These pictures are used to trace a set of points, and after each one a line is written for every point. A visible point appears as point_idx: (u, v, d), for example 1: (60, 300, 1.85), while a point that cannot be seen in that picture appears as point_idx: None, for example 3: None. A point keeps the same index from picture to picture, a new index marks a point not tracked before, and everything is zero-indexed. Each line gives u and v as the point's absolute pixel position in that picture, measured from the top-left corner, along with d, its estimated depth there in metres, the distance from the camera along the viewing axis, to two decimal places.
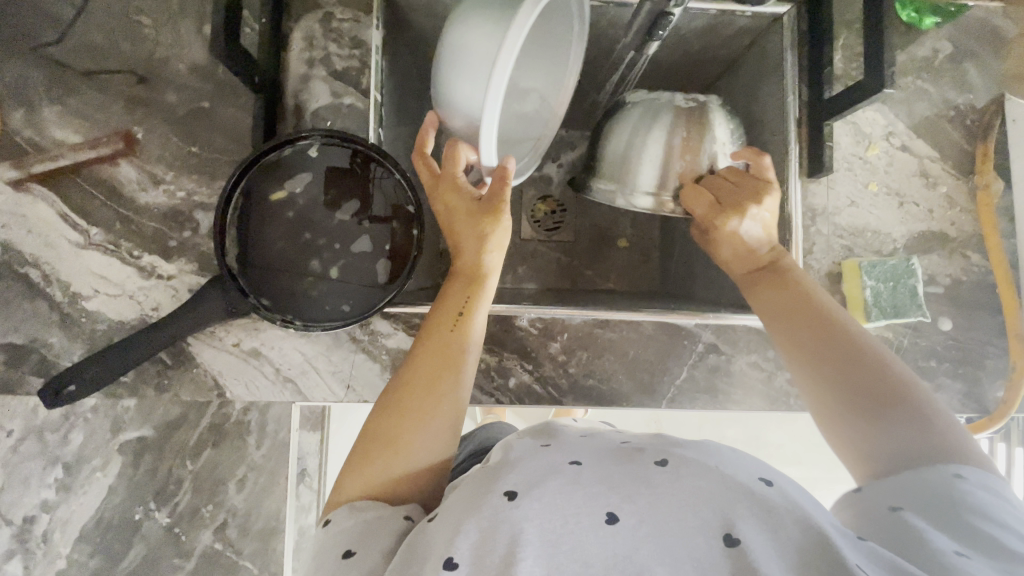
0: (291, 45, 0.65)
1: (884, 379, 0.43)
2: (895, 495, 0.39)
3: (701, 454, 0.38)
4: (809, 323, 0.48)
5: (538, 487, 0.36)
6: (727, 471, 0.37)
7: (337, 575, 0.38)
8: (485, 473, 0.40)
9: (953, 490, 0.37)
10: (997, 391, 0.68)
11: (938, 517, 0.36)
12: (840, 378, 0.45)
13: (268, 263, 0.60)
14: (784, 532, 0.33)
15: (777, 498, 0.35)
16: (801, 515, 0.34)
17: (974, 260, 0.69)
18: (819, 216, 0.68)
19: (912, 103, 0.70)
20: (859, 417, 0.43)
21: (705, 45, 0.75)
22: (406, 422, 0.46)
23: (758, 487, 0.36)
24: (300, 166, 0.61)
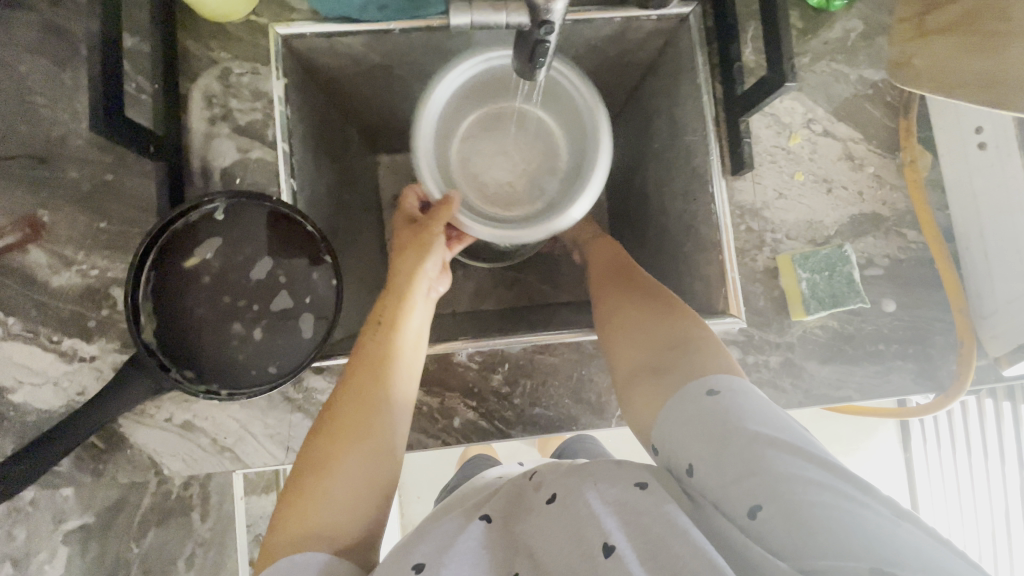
0: (191, 106, 0.64)
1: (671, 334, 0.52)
2: (689, 437, 0.43)
3: (580, 476, 0.45)
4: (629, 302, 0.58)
5: (447, 555, 0.42)
6: (599, 488, 0.44)
7: None
8: (400, 545, 0.44)
9: (721, 408, 0.43)
10: (950, 366, 0.67)
11: (729, 455, 0.41)
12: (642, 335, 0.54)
13: (189, 334, 0.59)
14: (646, 534, 0.40)
15: (645, 502, 0.42)
16: (662, 511, 0.41)
17: (911, 237, 0.68)
18: (748, 212, 0.67)
19: (830, 86, 0.69)
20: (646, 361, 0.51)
21: (621, 52, 0.75)
22: (333, 453, 0.46)
23: (624, 498, 0.42)
24: (210, 231, 0.60)
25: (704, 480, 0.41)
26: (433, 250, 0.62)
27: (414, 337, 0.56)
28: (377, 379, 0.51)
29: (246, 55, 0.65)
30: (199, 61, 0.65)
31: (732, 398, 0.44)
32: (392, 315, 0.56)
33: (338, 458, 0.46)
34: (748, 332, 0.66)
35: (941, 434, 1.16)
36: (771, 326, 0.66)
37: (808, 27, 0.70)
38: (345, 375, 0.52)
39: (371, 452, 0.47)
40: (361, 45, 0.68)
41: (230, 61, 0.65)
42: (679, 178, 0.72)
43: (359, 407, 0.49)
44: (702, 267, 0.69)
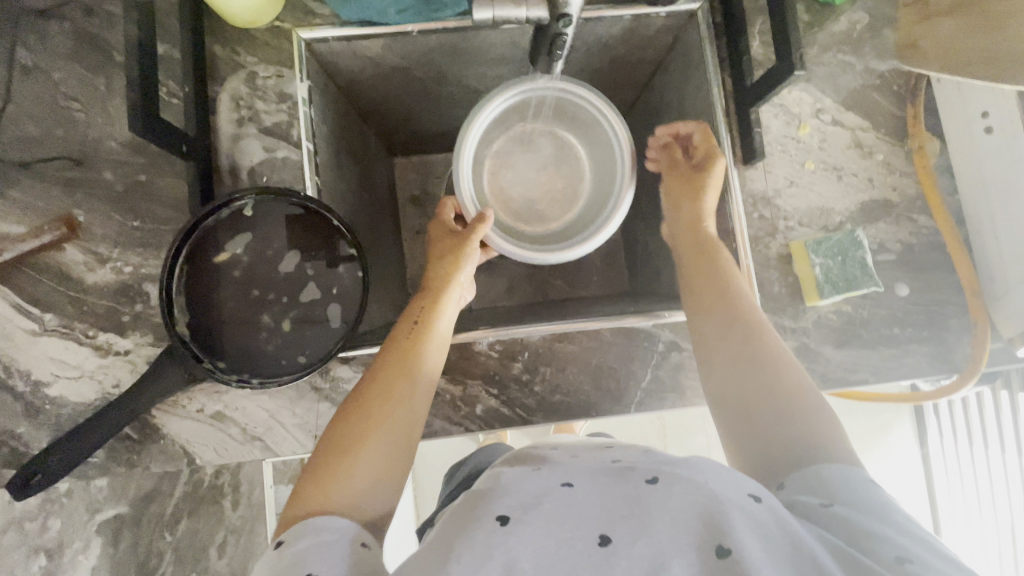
0: (220, 108, 0.67)
1: (797, 399, 0.49)
2: (831, 489, 0.42)
3: (694, 472, 0.40)
4: (724, 342, 0.54)
5: (531, 517, 0.39)
6: (717, 485, 0.39)
7: None
8: (471, 502, 0.42)
9: (846, 483, 0.42)
10: (965, 348, 0.68)
11: (869, 511, 0.40)
12: (770, 399, 0.49)
13: (221, 326, 0.61)
14: (774, 543, 0.36)
15: (764, 515, 0.38)
16: (787, 527, 0.37)
17: (921, 222, 0.69)
18: (760, 200, 0.68)
19: (837, 77, 0.71)
20: (773, 411, 0.49)
21: (631, 50, 0.77)
22: (367, 422, 0.48)
23: (746, 502, 0.38)
24: (239, 226, 0.62)
25: (852, 517, 0.39)
26: (469, 260, 0.65)
27: (443, 345, 0.58)
28: (407, 362, 0.54)
29: (271, 58, 0.67)
30: (227, 65, 0.67)
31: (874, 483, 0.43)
32: (430, 318, 0.58)
33: (369, 430, 0.48)
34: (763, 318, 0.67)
35: (957, 427, 1.15)
36: (786, 311, 0.67)
37: (815, 21, 0.71)
38: (381, 357, 0.54)
39: (392, 454, 0.48)
40: (380, 47, 0.71)
41: (256, 65, 0.67)
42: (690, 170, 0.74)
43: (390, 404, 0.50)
44: None
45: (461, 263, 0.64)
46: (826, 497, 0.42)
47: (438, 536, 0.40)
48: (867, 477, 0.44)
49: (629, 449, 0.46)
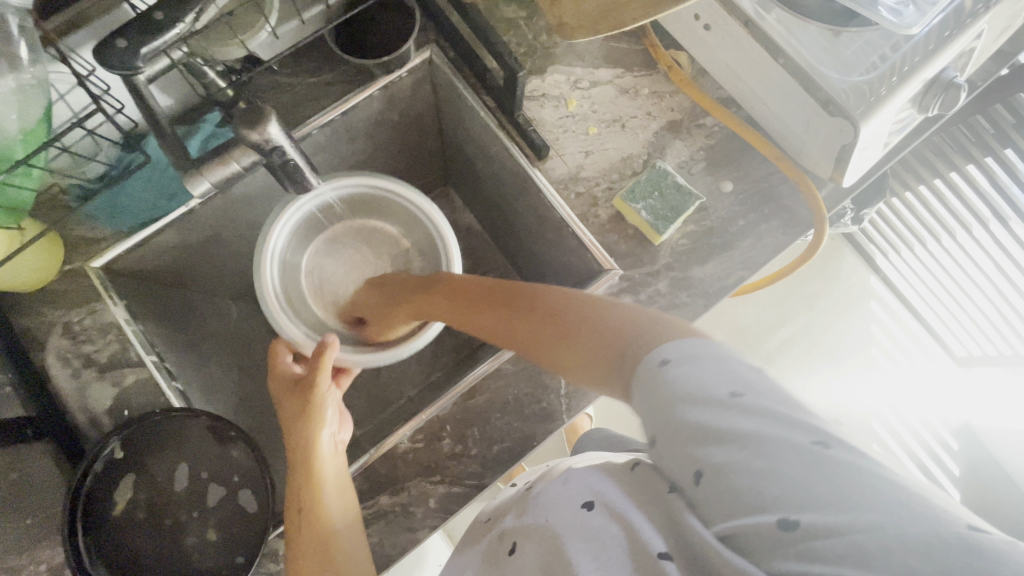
0: (53, 371, 0.66)
1: (624, 328, 0.47)
2: (646, 413, 0.41)
3: (539, 516, 0.44)
4: (558, 329, 0.51)
5: None
6: (556, 523, 0.42)
7: None
8: None
9: (659, 384, 0.40)
10: (804, 205, 0.72)
11: (670, 432, 0.39)
12: (611, 354, 0.47)
13: (153, 571, 0.59)
14: (606, 550, 0.39)
15: (597, 521, 0.41)
16: (615, 524, 0.40)
17: (709, 124, 0.74)
18: (570, 181, 0.72)
19: (575, 46, 0.76)
20: (620, 360, 0.46)
21: (400, 113, 0.80)
22: None
23: (580, 518, 0.41)
24: (121, 471, 0.61)
25: (660, 451, 0.40)
26: (319, 399, 0.60)
27: (340, 492, 0.55)
28: (315, 538, 0.51)
29: (78, 302, 0.67)
30: (42, 331, 0.67)
31: (685, 366, 0.40)
32: (309, 492, 0.54)
33: None
34: (629, 276, 0.70)
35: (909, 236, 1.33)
36: (644, 260, 0.70)
37: (530, 12, 0.77)
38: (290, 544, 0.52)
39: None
40: (175, 235, 0.72)
41: (67, 315, 0.67)
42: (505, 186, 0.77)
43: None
44: (563, 246, 0.73)
45: (313, 408, 0.59)
46: (647, 433, 0.41)
47: None
48: (655, 351, 0.42)
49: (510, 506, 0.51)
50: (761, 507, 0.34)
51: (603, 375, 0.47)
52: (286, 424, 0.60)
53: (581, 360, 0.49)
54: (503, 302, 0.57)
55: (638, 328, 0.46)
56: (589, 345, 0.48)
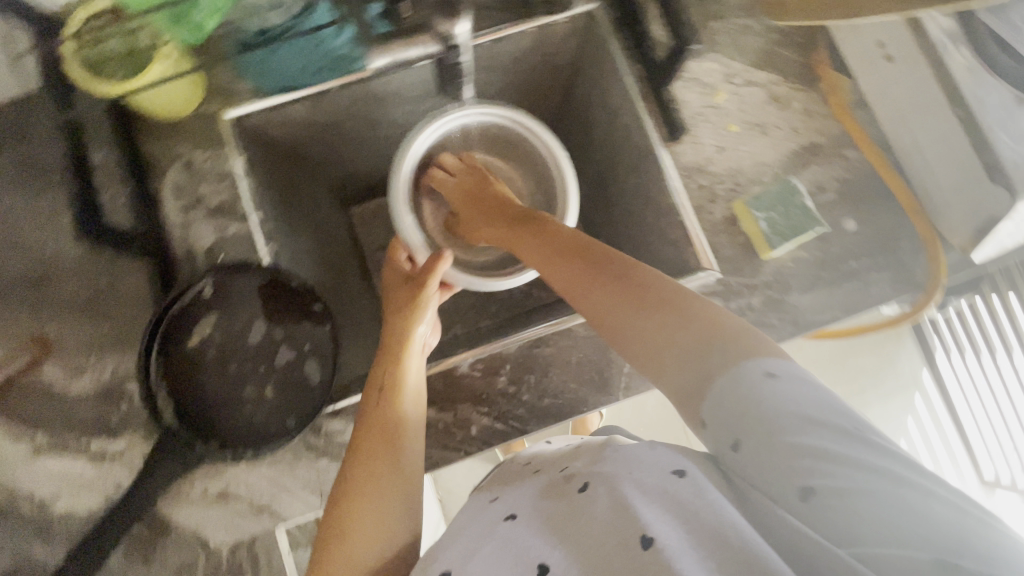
0: (163, 197, 0.68)
1: (715, 322, 0.41)
2: (732, 420, 0.37)
3: (618, 465, 0.39)
4: (649, 324, 0.43)
5: (470, 566, 0.38)
6: (636, 478, 0.37)
7: None
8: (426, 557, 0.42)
9: (751, 402, 0.36)
10: (922, 266, 0.69)
11: (769, 445, 0.35)
12: (692, 351, 0.40)
13: (208, 408, 0.63)
14: (697, 523, 0.34)
15: (685, 491, 0.35)
16: (705, 499, 0.35)
17: (852, 157, 0.72)
18: (695, 170, 0.71)
19: (741, 39, 0.74)
20: (702, 360, 0.39)
21: (544, 58, 0.79)
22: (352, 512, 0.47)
23: (668, 485, 0.36)
24: (204, 308, 0.64)
25: (754, 463, 0.36)
26: (428, 303, 0.65)
27: (417, 391, 0.56)
28: (388, 437, 0.52)
29: (204, 143, 0.70)
30: (162, 157, 0.69)
31: (791, 385, 0.36)
32: (394, 375, 0.56)
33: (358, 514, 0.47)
34: (724, 281, 0.69)
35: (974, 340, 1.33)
36: (744, 270, 0.69)
37: None
38: (358, 430, 0.53)
39: (386, 507, 0.48)
40: (307, 109, 0.73)
41: (191, 151, 0.70)
42: (624, 158, 0.76)
43: (365, 476, 0.49)
44: (666, 233, 0.72)
45: (419, 311, 0.64)
46: (728, 437, 0.37)
47: None
48: (752, 362, 0.38)
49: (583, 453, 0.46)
50: (885, 540, 0.31)
51: (678, 371, 0.41)
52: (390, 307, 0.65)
53: (654, 349, 0.42)
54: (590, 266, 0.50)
55: (730, 325, 0.40)
56: (668, 335, 0.42)
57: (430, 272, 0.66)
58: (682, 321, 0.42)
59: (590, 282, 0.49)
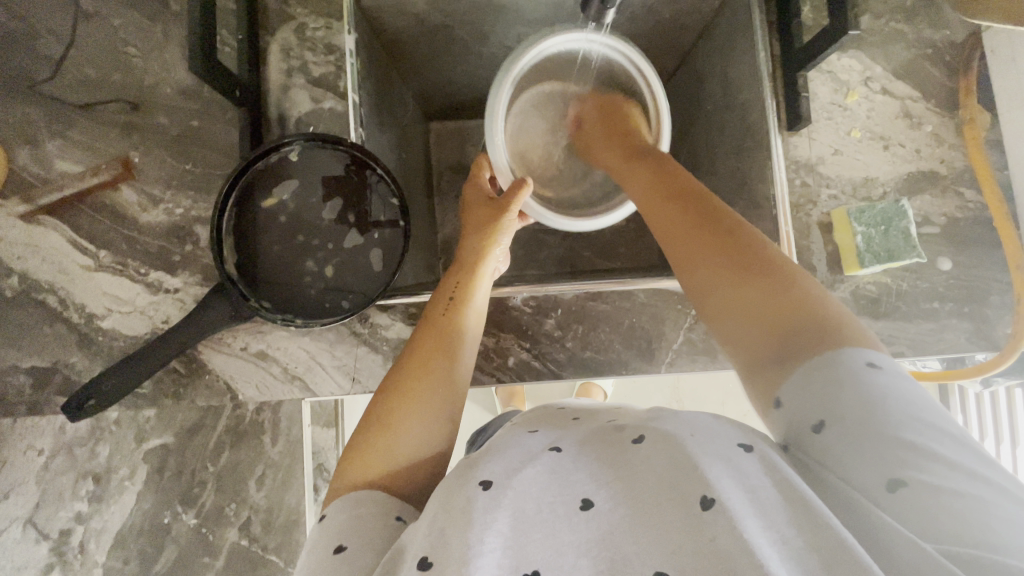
0: (270, 57, 0.68)
1: (833, 317, 0.39)
2: (819, 400, 0.36)
3: (679, 426, 0.39)
4: (761, 294, 0.41)
5: (515, 480, 0.38)
6: (699, 442, 0.37)
7: (328, 569, 0.37)
8: (463, 466, 0.41)
9: (841, 386, 0.35)
10: (1006, 326, 0.66)
11: (862, 432, 0.34)
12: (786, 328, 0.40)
13: (267, 269, 0.63)
14: (760, 492, 0.34)
15: (752, 465, 0.35)
16: (775, 476, 0.34)
17: (968, 196, 0.68)
18: (803, 167, 0.68)
19: (889, 45, 0.70)
20: (793, 341, 0.39)
21: (676, 14, 0.76)
22: (400, 399, 0.47)
23: (733, 455, 0.36)
24: (286, 174, 0.65)
25: (840, 445, 0.34)
26: (506, 233, 0.64)
27: (482, 313, 0.58)
28: (446, 344, 0.52)
29: (321, 11, 0.68)
30: (278, 16, 0.68)
31: (889, 378, 0.35)
32: (463, 292, 0.58)
33: (405, 401, 0.47)
34: None
35: None
36: (823, 280, 0.67)
37: None
38: (419, 329, 0.54)
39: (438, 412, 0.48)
40: (426, 4, 0.71)
41: (307, 17, 0.68)
42: (731, 136, 0.73)
43: (427, 375, 0.49)
44: (754, 223, 0.69)
45: (499, 240, 0.63)
46: (813, 418, 0.36)
47: (443, 487, 0.39)
48: (853, 351, 0.37)
49: (628, 410, 0.46)
50: (981, 545, 0.29)
51: (778, 351, 0.39)
52: (470, 227, 0.65)
53: (743, 317, 0.42)
54: (705, 217, 0.47)
55: (830, 312, 0.39)
56: (762, 306, 0.41)
57: (516, 194, 0.63)
58: (786, 294, 0.41)
59: (688, 235, 0.47)
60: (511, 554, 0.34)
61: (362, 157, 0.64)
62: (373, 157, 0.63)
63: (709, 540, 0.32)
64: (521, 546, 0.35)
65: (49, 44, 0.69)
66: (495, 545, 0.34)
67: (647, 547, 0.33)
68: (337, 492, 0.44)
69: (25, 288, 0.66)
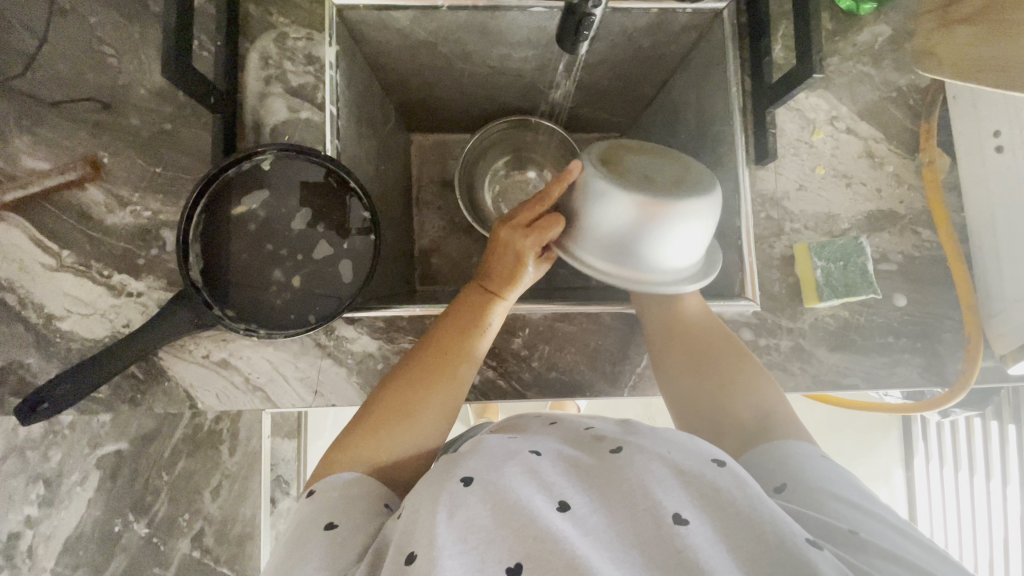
0: (248, 65, 0.68)
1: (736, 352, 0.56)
2: (776, 471, 0.47)
3: (655, 442, 0.42)
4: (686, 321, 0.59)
5: (497, 477, 0.39)
6: (675, 458, 0.41)
7: (319, 545, 0.40)
8: (444, 461, 0.43)
9: (796, 463, 0.46)
10: (957, 363, 0.68)
11: (814, 495, 0.44)
12: (723, 410, 0.52)
13: (233, 277, 0.63)
14: (730, 510, 0.38)
15: (724, 479, 0.39)
16: (744, 490, 0.38)
17: (925, 236, 0.70)
18: (769, 200, 0.70)
19: (855, 87, 0.72)
20: (736, 435, 0.51)
21: (655, 44, 0.77)
22: (414, 394, 0.49)
23: (708, 471, 0.40)
24: (257, 181, 0.64)
25: (799, 501, 0.44)
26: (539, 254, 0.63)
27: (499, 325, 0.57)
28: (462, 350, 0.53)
29: (303, 22, 0.69)
30: (258, 24, 0.68)
31: (818, 459, 0.46)
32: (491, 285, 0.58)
33: (421, 397, 0.49)
34: (760, 315, 0.68)
35: (943, 452, 1.39)
36: (784, 311, 0.69)
37: (835, 30, 0.73)
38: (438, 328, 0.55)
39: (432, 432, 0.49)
40: (410, 20, 0.72)
41: (287, 27, 0.69)
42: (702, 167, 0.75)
43: (442, 379, 0.51)
44: (720, 253, 0.71)
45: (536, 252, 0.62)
46: (777, 481, 0.46)
47: (422, 486, 0.40)
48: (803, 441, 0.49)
49: (603, 418, 0.48)
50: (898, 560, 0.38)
51: (702, 369, 0.55)
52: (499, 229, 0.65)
53: (683, 352, 0.57)
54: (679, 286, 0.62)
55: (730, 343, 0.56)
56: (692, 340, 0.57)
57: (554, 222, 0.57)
58: (727, 380, 0.53)
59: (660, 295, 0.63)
60: (492, 545, 0.36)
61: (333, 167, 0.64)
62: (344, 168, 0.63)
63: (677, 551, 0.35)
64: (500, 540, 0.36)
65: (23, 39, 0.68)
66: (476, 540, 0.36)
67: (622, 557, 0.36)
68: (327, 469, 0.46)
69: None
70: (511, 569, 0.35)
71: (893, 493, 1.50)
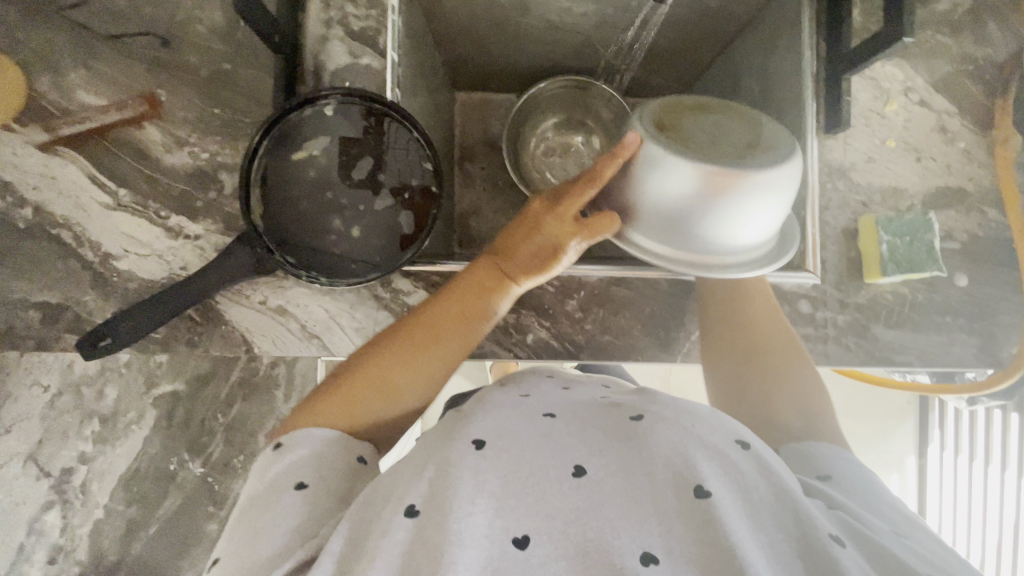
0: (309, 5, 0.64)
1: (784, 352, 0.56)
2: (819, 463, 0.47)
3: (675, 414, 0.42)
4: (741, 311, 0.59)
5: (507, 442, 0.40)
6: (698, 434, 0.40)
7: (291, 506, 0.39)
8: (455, 425, 0.43)
9: (838, 460, 0.46)
10: (1011, 346, 0.68)
11: (857, 489, 0.43)
12: (767, 400, 0.53)
13: (292, 223, 0.62)
14: (754, 492, 0.37)
15: (746, 463, 0.39)
16: (767, 477, 0.38)
17: (993, 216, 0.69)
18: (836, 172, 0.69)
19: (932, 58, 0.70)
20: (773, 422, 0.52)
21: (723, 4, 0.75)
22: (397, 368, 0.48)
23: (730, 449, 0.39)
24: (317, 127, 0.63)
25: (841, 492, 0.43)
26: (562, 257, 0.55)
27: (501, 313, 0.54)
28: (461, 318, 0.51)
29: None
30: None
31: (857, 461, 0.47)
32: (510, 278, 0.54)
33: (401, 371, 0.48)
34: (819, 287, 0.67)
35: (959, 441, 1.40)
36: (844, 286, 0.68)
37: None
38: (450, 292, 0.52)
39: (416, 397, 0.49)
40: None
41: None
42: None
43: (431, 350, 0.49)
44: None
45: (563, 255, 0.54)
46: (821, 469, 0.46)
47: (435, 444, 0.41)
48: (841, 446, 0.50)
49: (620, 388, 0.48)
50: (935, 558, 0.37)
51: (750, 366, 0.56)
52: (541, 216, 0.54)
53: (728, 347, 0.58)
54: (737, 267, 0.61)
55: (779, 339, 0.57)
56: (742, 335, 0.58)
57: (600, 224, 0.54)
58: (774, 371, 0.55)
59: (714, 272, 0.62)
60: (503, 515, 0.36)
61: (391, 113, 0.62)
62: (406, 116, 0.62)
63: (696, 527, 0.35)
64: (513, 508, 0.36)
65: None
66: (486, 505, 0.36)
67: (637, 527, 0.35)
68: (294, 423, 0.46)
69: (39, 220, 0.64)
70: (517, 540, 0.35)
71: (904, 478, 1.51)
